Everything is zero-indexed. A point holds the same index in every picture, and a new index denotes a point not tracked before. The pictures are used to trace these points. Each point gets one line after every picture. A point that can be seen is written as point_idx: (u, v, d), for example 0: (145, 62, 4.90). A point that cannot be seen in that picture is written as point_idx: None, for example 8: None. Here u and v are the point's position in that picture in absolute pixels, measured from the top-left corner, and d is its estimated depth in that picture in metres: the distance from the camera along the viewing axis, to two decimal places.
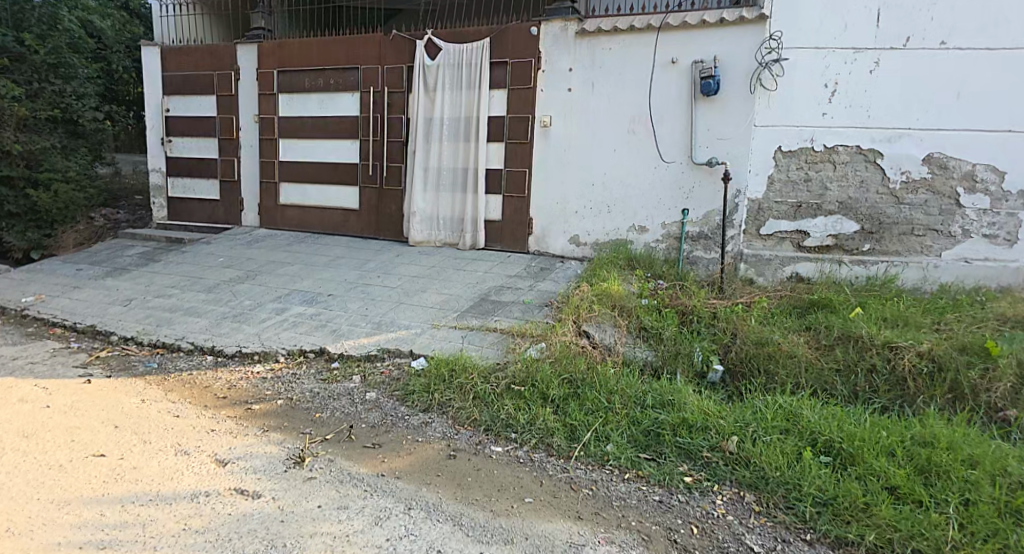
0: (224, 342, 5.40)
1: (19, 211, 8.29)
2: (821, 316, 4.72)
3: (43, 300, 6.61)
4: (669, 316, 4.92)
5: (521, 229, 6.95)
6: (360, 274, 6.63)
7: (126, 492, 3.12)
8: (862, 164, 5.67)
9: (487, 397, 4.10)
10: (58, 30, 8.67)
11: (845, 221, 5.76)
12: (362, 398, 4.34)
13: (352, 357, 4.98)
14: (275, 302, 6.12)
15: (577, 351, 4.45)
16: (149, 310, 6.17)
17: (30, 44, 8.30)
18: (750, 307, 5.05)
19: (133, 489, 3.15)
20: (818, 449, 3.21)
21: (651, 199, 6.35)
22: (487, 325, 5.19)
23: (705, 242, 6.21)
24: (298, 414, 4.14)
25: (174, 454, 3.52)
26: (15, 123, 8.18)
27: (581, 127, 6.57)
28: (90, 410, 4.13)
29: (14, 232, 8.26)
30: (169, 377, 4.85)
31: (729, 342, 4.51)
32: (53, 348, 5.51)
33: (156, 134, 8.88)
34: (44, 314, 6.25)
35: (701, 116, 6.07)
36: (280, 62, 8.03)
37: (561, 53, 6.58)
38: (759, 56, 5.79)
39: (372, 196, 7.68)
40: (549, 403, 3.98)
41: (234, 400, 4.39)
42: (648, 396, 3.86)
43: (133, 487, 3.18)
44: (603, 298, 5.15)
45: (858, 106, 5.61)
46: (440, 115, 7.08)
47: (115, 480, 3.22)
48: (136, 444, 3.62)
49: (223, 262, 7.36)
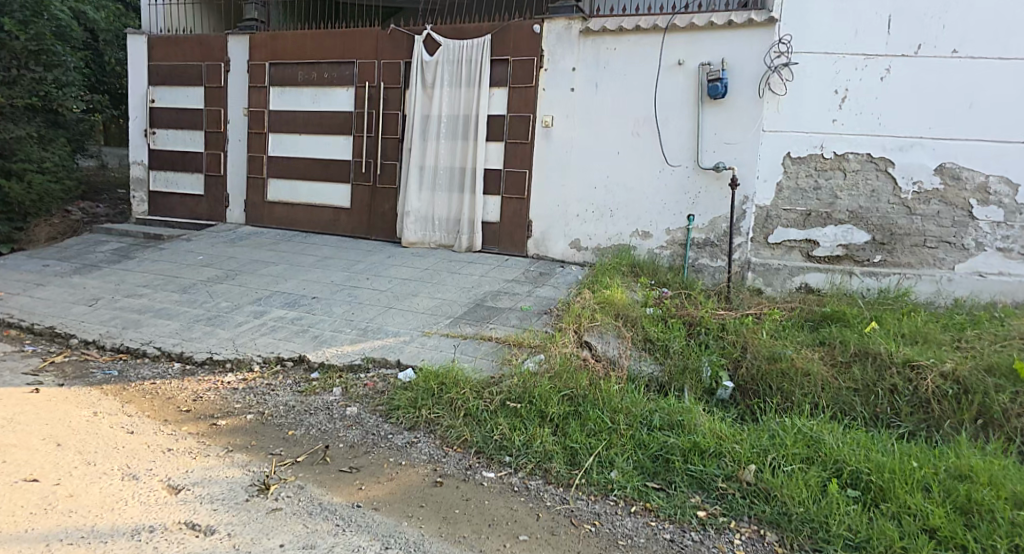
0: (194, 348, 5.04)
1: None
2: (835, 330, 4.45)
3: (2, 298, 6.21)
4: (675, 328, 4.64)
5: (519, 232, 6.64)
6: (347, 276, 6.28)
7: (54, 528, 2.91)
8: (873, 172, 5.41)
9: (481, 415, 3.83)
10: (43, 18, 8.10)
11: (856, 231, 5.49)
12: (342, 415, 4.07)
13: (333, 366, 4.64)
14: (253, 305, 5.76)
15: (578, 365, 4.14)
16: (117, 311, 5.79)
17: (10, 30, 7.78)
18: (761, 319, 4.79)
19: (64, 523, 2.95)
20: (844, 481, 2.96)
21: (656, 203, 6.06)
22: (481, 333, 4.86)
23: (711, 250, 5.94)
24: (269, 431, 3.92)
25: (120, 478, 3.36)
26: None
27: (583, 128, 6.28)
28: (32, 424, 3.92)
29: None
30: (128, 388, 4.54)
31: (739, 357, 4.27)
32: (5, 351, 5.13)
33: (139, 125, 8.47)
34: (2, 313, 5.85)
35: (709, 119, 5.80)
36: (272, 55, 7.68)
37: (564, 52, 6.29)
38: (769, 59, 5.52)
39: (365, 194, 7.34)
40: (547, 423, 3.71)
41: (198, 414, 4.15)
42: (655, 417, 3.63)
43: (65, 521, 2.98)
44: (605, 307, 4.86)
45: (870, 113, 5.35)
46: (435, 113, 6.75)
47: (44, 512, 3.02)
48: (77, 466, 3.45)
49: (200, 260, 6.98)
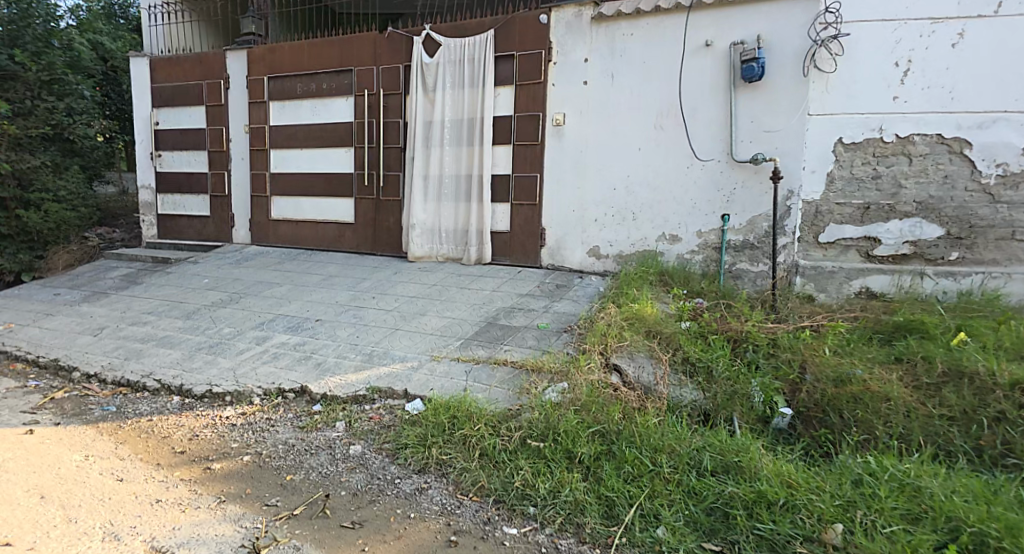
0: (194, 379, 4.53)
1: (11, 232, 7.62)
2: (913, 343, 3.82)
3: (9, 329, 5.83)
4: (718, 346, 4.02)
5: (532, 241, 6.06)
6: (354, 296, 5.78)
7: None
8: (945, 156, 4.71)
9: (499, 457, 3.24)
10: (55, 49, 7.91)
11: (925, 225, 4.79)
12: (344, 455, 3.51)
13: (336, 399, 4.09)
14: (257, 330, 5.27)
15: (608, 395, 3.54)
16: (121, 340, 5.33)
17: (23, 62, 7.46)
18: (821, 333, 4.13)
19: None
20: (965, 548, 2.38)
21: (684, 203, 5.43)
22: (496, 357, 4.28)
23: (751, 253, 5.26)
24: (267, 476, 3.36)
25: (99, 542, 2.86)
26: (7, 143, 7.43)
27: (599, 125, 5.69)
28: (18, 470, 3.43)
29: (5, 255, 7.57)
30: (124, 426, 4.02)
31: (798, 380, 3.67)
32: (4, 388, 4.70)
33: (145, 149, 8.14)
34: (6, 345, 5.46)
35: (743, 106, 5.17)
36: (271, 68, 7.26)
37: (576, 41, 5.71)
38: (814, 32, 4.86)
39: (369, 207, 6.84)
40: (577, 466, 3.12)
41: (192, 456, 3.60)
42: (706, 458, 3.03)
43: None
44: (635, 323, 4.23)
45: (939, 87, 4.66)
46: (439, 117, 6.23)
47: None
48: (55, 527, 2.96)
49: (205, 284, 6.54)
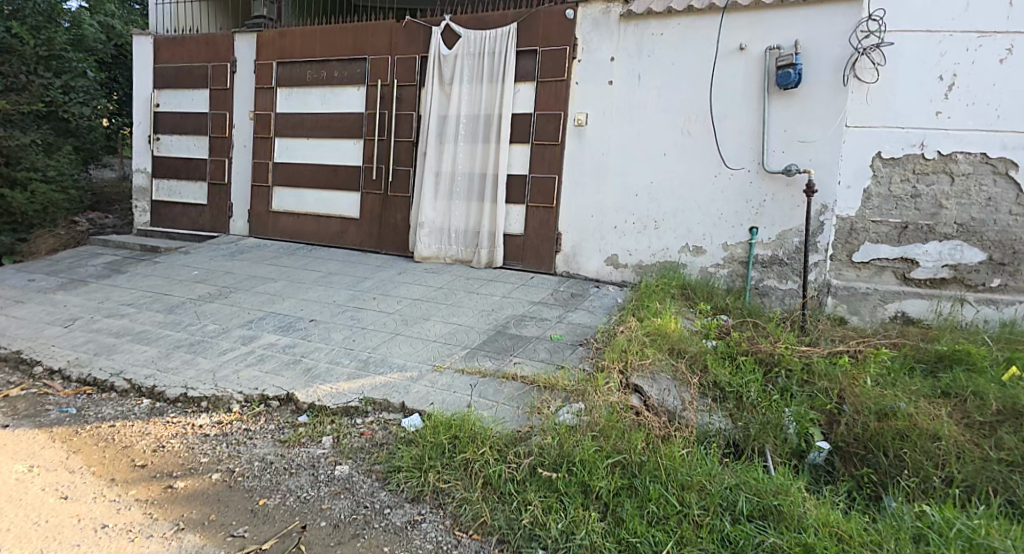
0: (168, 381, 4.15)
1: None
2: (960, 375, 3.53)
3: None
4: (748, 369, 3.69)
5: (546, 246, 5.71)
6: (352, 296, 5.42)
7: None
8: (989, 176, 4.41)
9: (504, 489, 2.90)
10: (55, 25, 7.58)
11: (966, 248, 4.49)
12: (329, 477, 3.15)
13: (326, 409, 3.73)
14: (243, 329, 4.90)
15: (629, 421, 3.20)
16: (92, 334, 4.95)
17: (20, 35, 7.12)
18: (860, 360, 3.80)
19: None
20: None
21: (710, 214, 5.10)
22: (505, 371, 3.92)
23: (779, 270, 4.94)
24: (235, 500, 3.00)
25: None
26: None
27: (623, 127, 5.37)
28: None
29: None
30: (81, 432, 3.64)
31: (835, 411, 3.37)
32: None
33: (143, 131, 7.77)
34: None
35: (777, 114, 4.85)
36: (279, 54, 6.91)
37: (602, 39, 5.39)
38: (856, 39, 4.55)
39: (375, 203, 6.49)
40: (595, 503, 2.78)
41: (153, 471, 3.24)
42: (741, 500, 2.70)
43: None
44: (657, 340, 3.89)
45: (984, 104, 4.36)
46: (453, 111, 5.89)
47: None
48: None
49: (194, 276, 6.17)
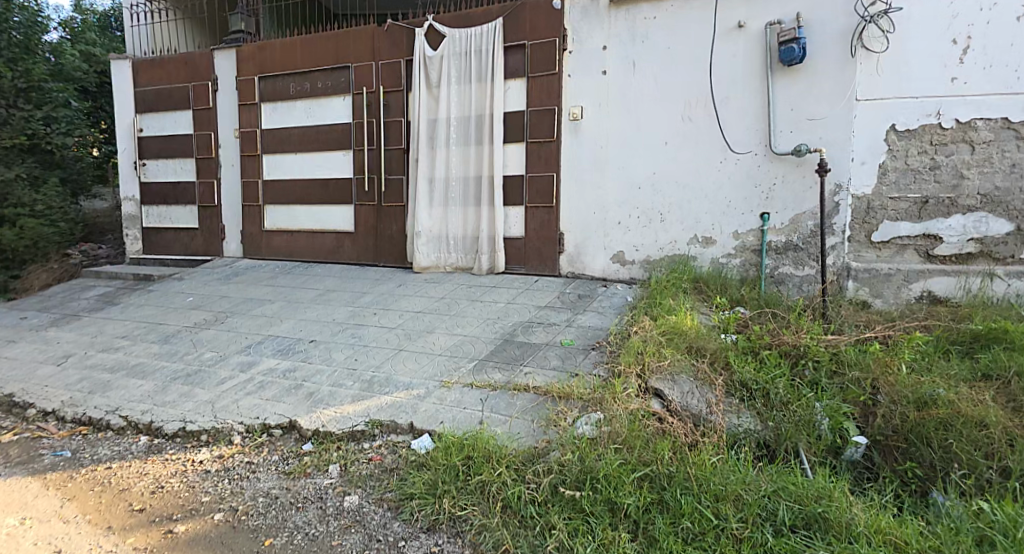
0: (166, 415, 3.95)
1: None
2: (1001, 355, 3.33)
3: None
4: (773, 363, 3.48)
5: (549, 247, 5.51)
6: (352, 313, 5.22)
7: None
8: (1012, 142, 4.21)
9: (525, 511, 2.68)
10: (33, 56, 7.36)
11: (992, 220, 4.29)
12: (338, 510, 2.95)
13: (331, 437, 3.52)
14: (241, 355, 4.70)
15: (653, 429, 2.99)
16: (87, 371, 4.75)
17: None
18: (892, 345, 3.59)
19: None
20: None
21: (718, 202, 4.90)
22: (515, 382, 3.70)
23: (794, 256, 4.74)
24: (240, 542, 2.80)
25: None
26: None
27: (621, 118, 5.16)
28: None
29: None
30: (76, 476, 3.44)
31: (871, 402, 3.17)
32: None
33: (128, 158, 7.57)
34: None
35: (782, 92, 4.64)
36: (261, 68, 6.72)
37: (593, 28, 5.19)
38: (862, 7, 4.35)
39: (369, 214, 6.29)
40: (624, 521, 2.58)
41: (152, 516, 3.03)
42: (782, 509, 2.50)
43: None
44: (674, 338, 3.68)
45: (1003, 65, 4.15)
46: (443, 114, 5.69)
47: None
48: None
49: (189, 303, 5.97)
